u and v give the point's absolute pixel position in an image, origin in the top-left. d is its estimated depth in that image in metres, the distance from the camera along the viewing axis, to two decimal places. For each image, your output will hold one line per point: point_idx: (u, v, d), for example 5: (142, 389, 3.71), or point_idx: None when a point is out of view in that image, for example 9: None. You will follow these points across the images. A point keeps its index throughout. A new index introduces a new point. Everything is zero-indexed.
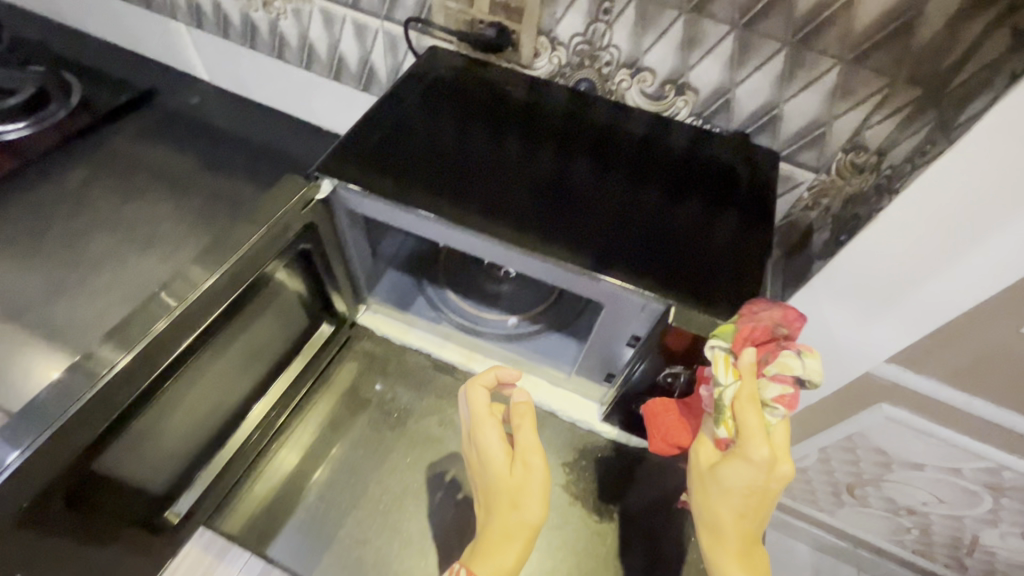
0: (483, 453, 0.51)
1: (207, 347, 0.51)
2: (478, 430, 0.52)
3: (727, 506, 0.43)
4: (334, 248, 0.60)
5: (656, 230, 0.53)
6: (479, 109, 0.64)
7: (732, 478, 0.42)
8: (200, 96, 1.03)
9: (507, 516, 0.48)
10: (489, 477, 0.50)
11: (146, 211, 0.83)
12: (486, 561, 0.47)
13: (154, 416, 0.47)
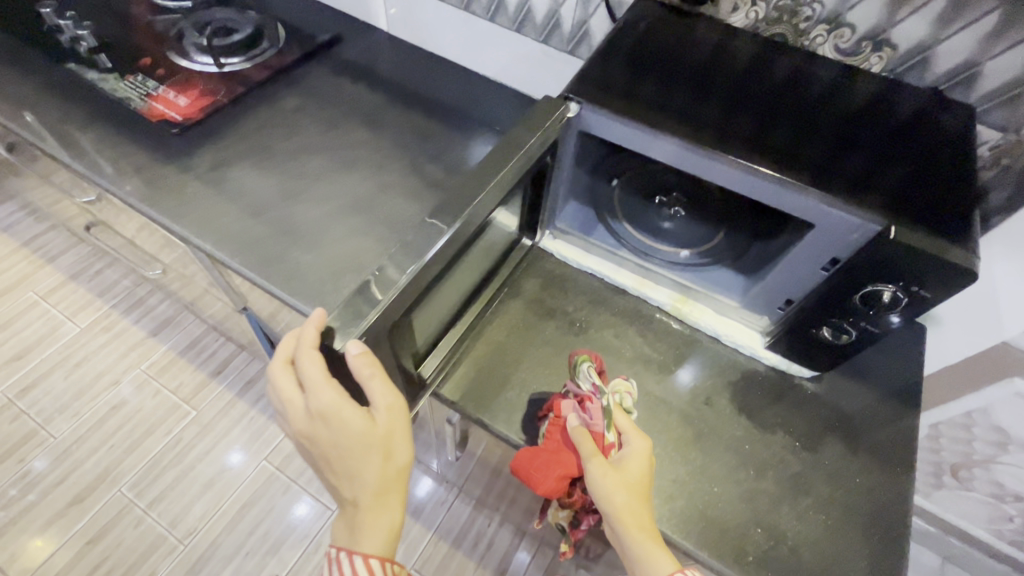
0: (326, 417, 0.56)
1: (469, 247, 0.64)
2: (322, 406, 0.55)
3: (629, 483, 0.57)
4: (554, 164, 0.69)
5: (864, 159, 0.60)
6: (685, 51, 0.72)
7: (631, 456, 0.59)
8: (379, 41, 1.14)
9: (363, 481, 0.58)
10: (316, 430, 0.57)
11: (349, 138, 0.96)
12: (369, 535, 0.59)
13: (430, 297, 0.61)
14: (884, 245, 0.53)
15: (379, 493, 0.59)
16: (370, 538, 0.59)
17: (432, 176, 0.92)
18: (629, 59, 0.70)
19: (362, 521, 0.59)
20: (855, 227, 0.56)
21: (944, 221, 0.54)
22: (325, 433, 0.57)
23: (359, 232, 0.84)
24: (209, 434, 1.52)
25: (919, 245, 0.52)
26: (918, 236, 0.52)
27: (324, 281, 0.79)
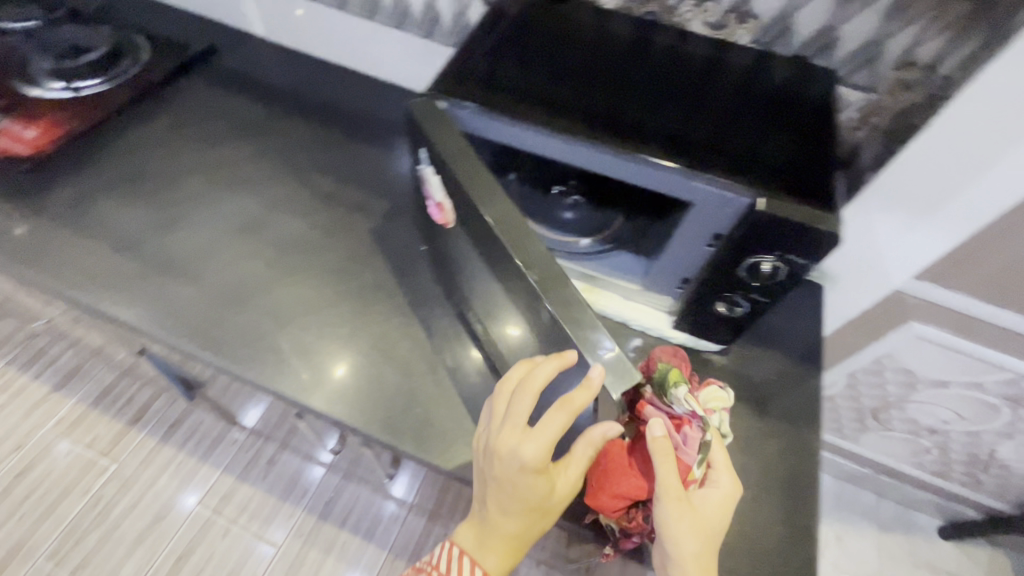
0: (519, 466, 0.51)
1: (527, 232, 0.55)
2: (529, 465, 0.50)
3: (704, 526, 0.56)
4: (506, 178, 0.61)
5: (733, 134, 0.60)
6: (560, 37, 0.70)
7: (709, 496, 0.58)
8: (257, 48, 1.06)
9: (503, 524, 0.56)
10: (494, 468, 0.53)
11: (229, 155, 0.89)
12: (491, 556, 0.56)
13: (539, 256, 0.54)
14: (754, 220, 0.54)
15: (521, 537, 0.56)
16: (495, 559, 0.57)
17: (324, 188, 0.87)
18: (501, 51, 0.68)
19: (481, 549, 0.56)
20: (729, 202, 0.56)
21: (810, 188, 0.55)
22: (511, 478, 0.52)
23: (245, 258, 0.77)
24: (133, 487, 1.41)
25: (788, 215, 0.53)
26: (789, 209, 0.53)
27: (206, 315, 0.72)
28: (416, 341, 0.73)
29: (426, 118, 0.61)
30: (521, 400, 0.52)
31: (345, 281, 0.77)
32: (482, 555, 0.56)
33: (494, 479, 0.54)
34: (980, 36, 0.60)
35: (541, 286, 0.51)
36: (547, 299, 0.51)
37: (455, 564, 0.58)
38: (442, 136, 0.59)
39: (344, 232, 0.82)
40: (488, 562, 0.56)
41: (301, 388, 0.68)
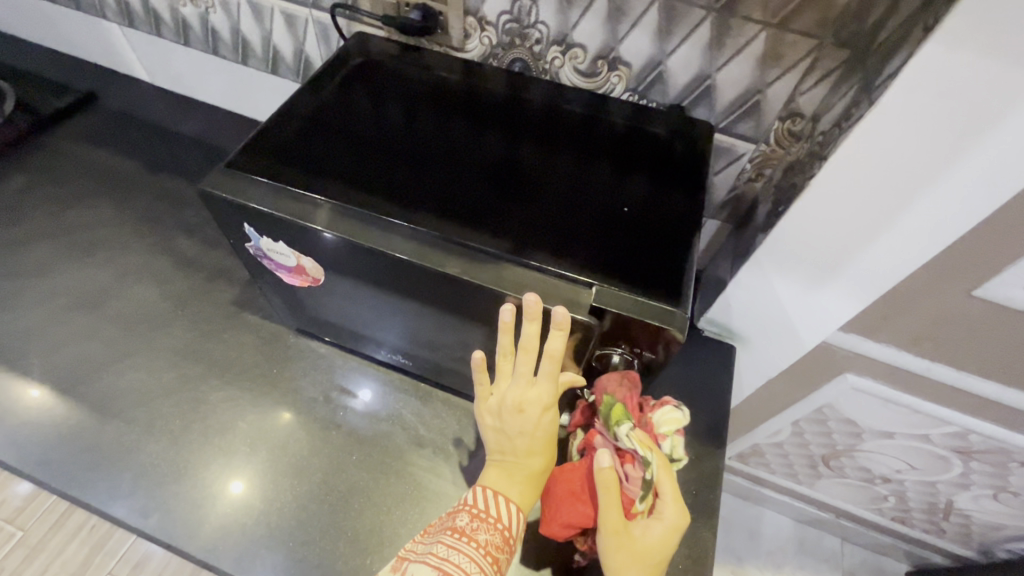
0: (535, 401, 0.49)
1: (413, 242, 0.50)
2: (546, 399, 0.49)
3: (648, 560, 0.48)
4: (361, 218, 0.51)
5: (583, 211, 0.53)
6: (413, 95, 0.63)
7: (656, 527, 0.48)
8: (139, 94, 0.99)
9: (529, 466, 0.51)
10: (508, 424, 0.50)
11: (84, 218, 0.81)
12: (529, 495, 0.51)
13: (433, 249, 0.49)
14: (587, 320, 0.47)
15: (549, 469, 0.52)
16: (531, 497, 0.51)
17: (184, 253, 0.79)
18: (339, 113, 0.60)
19: (515, 494, 0.50)
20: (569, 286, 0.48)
21: (657, 274, 0.48)
22: (527, 422, 0.49)
23: (78, 341, 0.70)
24: (40, 555, 1.31)
25: (625, 309, 0.46)
26: (629, 303, 0.46)
27: (23, 412, 0.64)
28: (259, 433, 0.64)
29: (232, 195, 0.50)
30: (528, 346, 0.47)
31: (186, 363, 0.69)
32: (517, 499, 0.50)
33: (511, 433, 0.50)
34: None
35: (466, 276, 0.47)
36: (478, 283, 0.47)
37: (491, 508, 0.49)
38: (275, 209, 0.50)
39: (199, 303, 0.74)
40: (517, 497, 0.50)
41: (113, 497, 0.59)
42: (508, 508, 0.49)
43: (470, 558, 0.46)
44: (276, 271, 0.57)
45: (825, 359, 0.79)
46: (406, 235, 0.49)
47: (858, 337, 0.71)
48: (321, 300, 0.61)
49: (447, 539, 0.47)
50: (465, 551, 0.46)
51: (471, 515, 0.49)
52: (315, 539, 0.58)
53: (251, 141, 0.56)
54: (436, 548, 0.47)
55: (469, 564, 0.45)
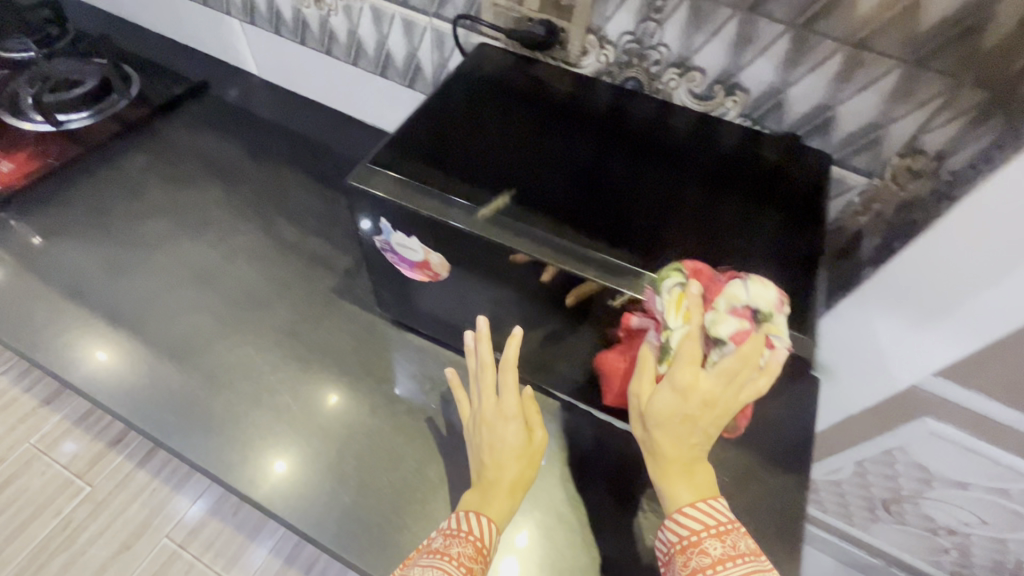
0: (501, 414, 0.57)
1: (540, 236, 0.52)
2: (511, 412, 0.56)
3: (664, 426, 0.48)
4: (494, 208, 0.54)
5: (703, 226, 0.54)
6: (530, 104, 0.66)
7: (659, 404, 0.47)
8: (247, 85, 1.05)
9: (502, 475, 0.55)
10: (482, 437, 0.57)
11: (196, 198, 0.86)
12: (498, 501, 0.54)
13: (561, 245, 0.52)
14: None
15: (518, 485, 0.55)
16: (502, 506, 0.54)
17: (287, 239, 0.83)
18: (464, 118, 0.63)
19: (487, 507, 0.54)
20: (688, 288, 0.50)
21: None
22: (498, 436, 0.56)
23: (191, 314, 0.74)
24: (104, 512, 1.38)
25: None
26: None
27: (140, 376, 0.69)
28: (353, 418, 0.67)
29: (373, 189, 0.54)
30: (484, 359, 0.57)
31: (288, 345, 0.72)
32: (490, 512, 0.54)
33: (485, 448, 0.57)
34: (996, 127, 0.52)
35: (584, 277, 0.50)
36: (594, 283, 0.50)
37: (463, 523, 0.53)
38: (415, 205, 0.53)
39: (301, 289, 0.78)
40: (490, 512, 0.54)
41: (220, 466, 0.63)
42: (485, 524, 0.53)
43: (444, 569, 0.49)
44: (398, 265, 0.60)
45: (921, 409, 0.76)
46: (527, 236, 0.52)
47: (981, 396, 0.67)
48: (429, 295, 0.64)
49: (421, 561, 0.50)
50: (440, 566, 0.49)
51: (443, 534, 0.53)
52: (409, 525, 0.60)
53: (389, 141, 0.59)
54: (412, 570, 0.49)
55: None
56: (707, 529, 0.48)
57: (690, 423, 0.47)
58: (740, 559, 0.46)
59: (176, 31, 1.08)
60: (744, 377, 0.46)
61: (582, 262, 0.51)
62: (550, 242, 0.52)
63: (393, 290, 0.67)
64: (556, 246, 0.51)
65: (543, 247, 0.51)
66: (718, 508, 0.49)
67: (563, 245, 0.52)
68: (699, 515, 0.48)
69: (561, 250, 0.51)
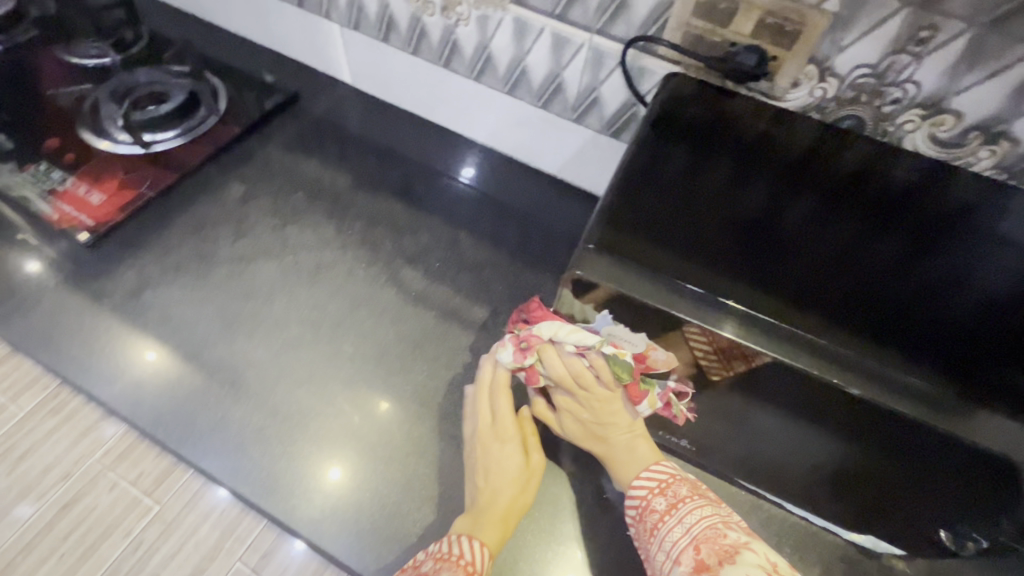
0: (498, 437, 0.60)
1: (806, 345, 0.43)
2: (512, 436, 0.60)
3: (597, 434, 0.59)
4: (744, 303, 0.45)
5: (999, 333, 0.45)
6: (744, 158, 0.55)
7: (573, 408, 0.59)
8: (343, 98, 0.95)
9: (496, 498, 0.57)
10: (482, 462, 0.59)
11: (306, 236, 0.78)
12: (492, 525, 0.55)
13: (832, 355, 0.43)
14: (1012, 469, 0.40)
15: (511, 509, 0.57)
16: (493, 529, 0.55)
17: (411, 285, 0.74)
18: (673, 177, 0.53)
19: (479, 531, 0.55)
20: (1003, 423, 0.41)
21: None
22: (492, 459, 0.59)
23: (318, 380, 0.67)
24: None
25: None
26: None
27: (273, 453, 0.62)
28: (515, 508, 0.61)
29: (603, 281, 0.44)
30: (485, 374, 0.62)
31: (431, 418, 0.65)
32: (481, 536, 0.54)
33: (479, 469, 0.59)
34: None
35: (876, 400, 0.41)
36: (891, 408, 0.41)
37: (454, 546, 0.53)
38: (653, 301, 0.44)
39: (436, 346, 0.70)
40: (480, 535, 0.55)
41: (379, 568, 0.57)
42: (478, 548, 0.53)
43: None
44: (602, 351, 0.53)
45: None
46: (796, 344, 0.43)
47: None
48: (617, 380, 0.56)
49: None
50: None
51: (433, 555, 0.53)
52: None
53: (599, 210, 0.49)
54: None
55: None
56: (651, 490, 0.55)
57: (604, 411, 0.58)
58: (683, 503, 0.54)
59: (262, 35, 0.97)
60: (576, 384, 0.56)
61: (864, 380, 0.42)
62: (819, 352, 0.43)
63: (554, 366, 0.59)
64: (828, 358, 0.43)
65: (814, 358, 0.43)
66: (661, 471, 0.57)
67: (835, 357, 0.43)
68: (648, 480, 0.56)
69: (835, 366, 0.42)
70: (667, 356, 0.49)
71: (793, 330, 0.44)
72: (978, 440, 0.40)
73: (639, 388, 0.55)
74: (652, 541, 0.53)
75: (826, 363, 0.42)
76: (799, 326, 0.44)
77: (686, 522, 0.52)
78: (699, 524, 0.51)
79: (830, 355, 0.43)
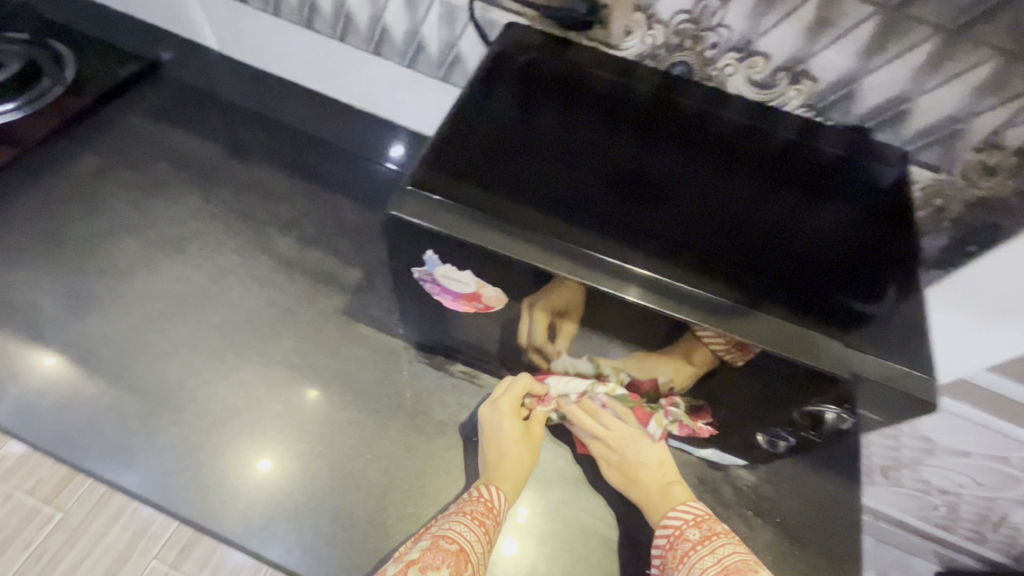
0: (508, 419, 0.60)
1: (619, 270, 0.46)
2: (506, 410, 0.60)
3: (629, 474, 0.60)
4: (563, 233, 0.47)
5: (792, 249, 0.49)
6: (575, 100, 0.57)
7: (601, 451, 0.61)
8: (209, 62, 0.90)
9: (505, 458, 0.59)
10: (490, 433, 0.60)
11: (168, 208, 0.75)
12: (506, 473, 0.58)
13: (640, 279, 0.46)
14: (788, 363, 0.44)
15: (515, 468, 0.59)
16: (509, 478, 0.58)
17: (282, 252, 0.73)
18: (504, 120, 0.54)
19: (495, 480, 0.57)
20: (789, 325, 0.44)
21: (862, 331, 0.45)
22: (494, 428, 0.60)
23: (182, 352, 0.64)
24: None
25: (828, 365, 0.43)
26: (833, 357, 0.44)
27: (131, 429, 0.60)
28: (395, 465, 0.60)
29: (420, 221, 0.46)
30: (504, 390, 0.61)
31: (303, 380, 0.64)
32: (497, 482, 0.57)
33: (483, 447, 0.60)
34: None
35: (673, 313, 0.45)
36: (685, 319, 0.45)
37: (476, 489, 0.56)
38: (471, 238, 0.46)
39: (308, 309, 0.69)
40: (499, 482, 0.57)
41: (245, 530, 0.56)
42: (496, 491, 0.56)
43: (465, 527, 0.52)
44: (439, 297, 0.54)
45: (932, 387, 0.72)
46: (609, 271, 0.46)
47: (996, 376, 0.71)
48: (473, 326, 0.57)
49: (440, 521, 0.54)
50: (459, 522, 0.53)
51: (459, 499, 0.56)
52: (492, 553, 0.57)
53: (426, 154, 0.50)
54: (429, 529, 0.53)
55: (468, 533, 0.52)
56: (684, 522, 0.55)
57: (628, 451, 0.60)
58: (716, 537, 0.54)
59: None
60: (595, 420, 0.60)
61: (665, 297, 0.45)
62: (629, 275, 0.46)
63: (404, 319, 0.63)
64: (637, 280, 0.46)
65: (623, 280, 0.46)
66: (695, 506, 0.57)
67: (643, 280, 0.46)
68: (682, 513, 0.56)
69: (640, 287, 0.46)
70: (496, 291, 0.50)
71: (607, 256, 0.46)
72: (758, 341, 0.44)
73: (642, 410, 0.59)
74: (681, 567, 0.53)
75: (632, 285, 0.46)
76: (614, 252, 0.47)
77: (718, 556, 0.52)
78: (731, 556, 0.51)
79: (640, 277, 0.46)
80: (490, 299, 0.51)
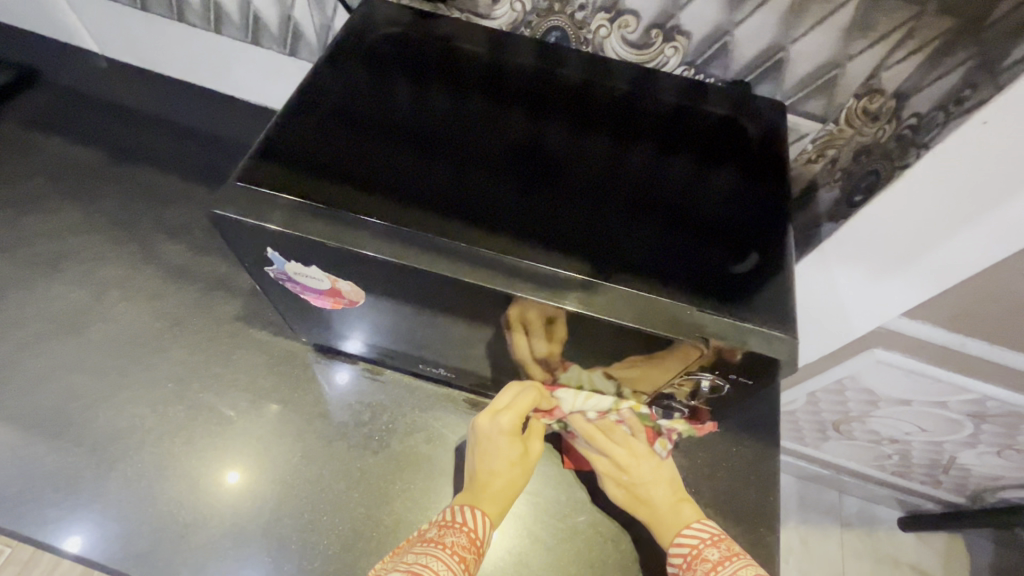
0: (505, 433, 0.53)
1: (449, 250, 0.43)
2: (506, 426, 0.53)
3: (642, 495, 0.54)
4: (394, 216, 0.44)
5: (654, 214, 0.47)
6: (434, 75, 0.54)
7: (608, 469, 0.55)
8: (89, 65, 0.85)
9: (494, 477, 0.53)
10: (484, 447, 0.54)
11: (45, 224, 0.71)
12: (493, 493, 0.52)
13: (473, 257, 0.43)
14: (633, 332, 0.41)
15: (506, 489, 0.52)
16: (496, 499, 0.52)
17: (171, 259, 0.69)
18: (354, 102, 0.51)
19: (481, 503, 0.51)
20: (633, 293, 0.42)
21: (720, 291, 0.43)
22: (488, 444, 0.54)
23: (62, 374, 0.61)
24: None
25: (673, 332, 0.41)
26: (677, 322, 0.41)
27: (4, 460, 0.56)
28: (291, 474, 0.57)
29: (247, 218, 0.42)
30: (517, 395, 0.53)
31: (193, 393, 0.61)
32: (484, 506, 0.51)
33: (476, 458, 0.54)
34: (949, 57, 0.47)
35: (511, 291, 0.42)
36: (525, 298, 0.42)
37: (457, 515, 0.50)
38: (300, 230, 0.42)
39: (198, 317, 0.65)
40: (485, 505, 0.51)
41: (128, 556, 0.53)
42: (480, 516, 0.50)
43: (440, 558, 0.46)
44: (303, 294, 0.50)
45: (841, 334, 0.68)
46: (441, 253, 0.43)
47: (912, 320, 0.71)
48: (351, 322, 0.54)
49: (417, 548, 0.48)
50: (435, 554, 0.47)
51: (438, 525, 0.50)
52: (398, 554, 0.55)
53: (263, 145, 0.47)
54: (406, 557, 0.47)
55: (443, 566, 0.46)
56: (703, 541, 0.50)
57: (640, 472, 0.54)
58: (736, 559, 0.48)
59: None
60: (609, 436, 0.54)
61: (499, 273, 0.42)
62: (461, 253, 0.43)
63: (295, 324, 0.59)
64: (468, 258, 0.43)
65: (453, 260, 0.42)
66: (710, 524, 0.52)
67: (476, 257, 0.43)
68: (697, 533, 0.50)
69: (473, 266, 0.42)
70: (350, 284, 0.46)
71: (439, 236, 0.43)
72: (600, 314, 0.41)
73: (653, 429, 0.56)
74: None
75: (464, 265, 0.42)
76: (450, 232, 0.43)
77: None
78: None
79: (472, 253, 0.43)
80: (353, 294, 0.48)
